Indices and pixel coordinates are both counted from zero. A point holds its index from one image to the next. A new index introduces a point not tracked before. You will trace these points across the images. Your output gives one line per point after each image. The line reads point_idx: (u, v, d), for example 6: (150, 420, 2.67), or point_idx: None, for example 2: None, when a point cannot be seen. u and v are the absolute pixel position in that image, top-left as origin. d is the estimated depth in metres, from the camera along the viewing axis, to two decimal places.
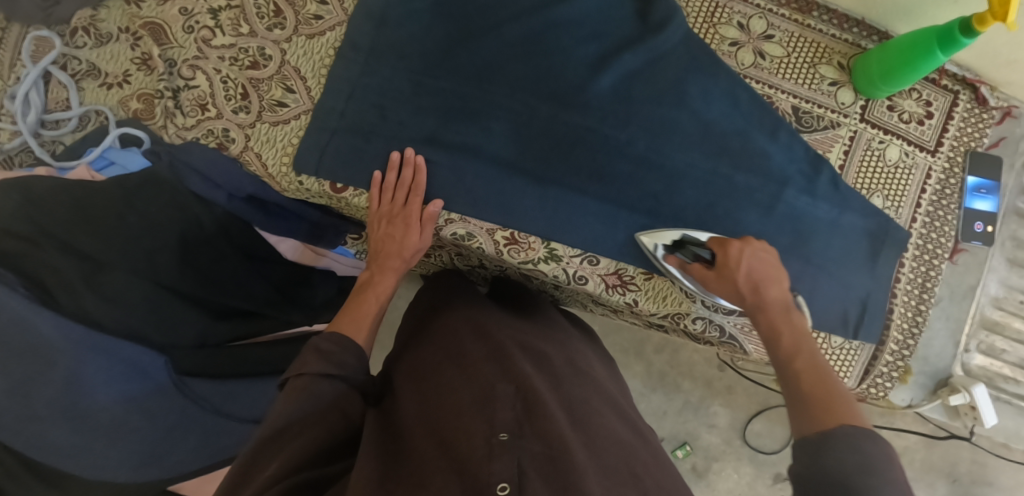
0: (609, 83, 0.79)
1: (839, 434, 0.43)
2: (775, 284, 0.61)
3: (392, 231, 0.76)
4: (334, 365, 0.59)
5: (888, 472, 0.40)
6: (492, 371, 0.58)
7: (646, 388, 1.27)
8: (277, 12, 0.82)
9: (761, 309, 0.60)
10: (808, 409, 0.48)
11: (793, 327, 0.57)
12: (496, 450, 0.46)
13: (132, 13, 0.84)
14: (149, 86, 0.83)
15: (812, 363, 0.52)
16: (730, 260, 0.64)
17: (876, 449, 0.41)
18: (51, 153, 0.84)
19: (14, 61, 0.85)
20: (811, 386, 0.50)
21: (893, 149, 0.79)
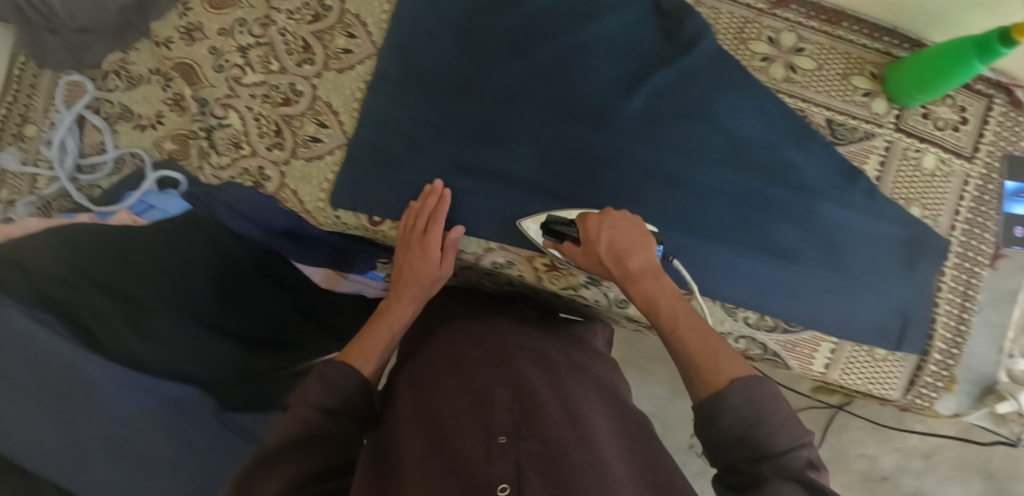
0: (640, 103, 0.77)
1: (733, 390, 0.44)
2: (637, 249, 0.63)
3: (409, 258, 0.73)
4: (335, 393, 0.51)
5: (777, 412, 0.43)
6: (491, 376, 0.55)
7: (673, 395, 1.26)
8: (307, 48, 0.82)
9: (635, 279, 0.61)
10: (694, 369, 0.49)
11: (665, 293, 0.58)
12: (495, 454, 0.43)
13: (162, 54, 0.85)
14: (185, 126, 0.84)
15: (692, 324, 0.53)
16: (591, 235, 0.65)
17: (766, 395, 0.44)
18: (89, 197, 0.85)
19: (48, 108, 0.87)
20: (695, 348, 0.51)
21: (929, 157, 0.79)
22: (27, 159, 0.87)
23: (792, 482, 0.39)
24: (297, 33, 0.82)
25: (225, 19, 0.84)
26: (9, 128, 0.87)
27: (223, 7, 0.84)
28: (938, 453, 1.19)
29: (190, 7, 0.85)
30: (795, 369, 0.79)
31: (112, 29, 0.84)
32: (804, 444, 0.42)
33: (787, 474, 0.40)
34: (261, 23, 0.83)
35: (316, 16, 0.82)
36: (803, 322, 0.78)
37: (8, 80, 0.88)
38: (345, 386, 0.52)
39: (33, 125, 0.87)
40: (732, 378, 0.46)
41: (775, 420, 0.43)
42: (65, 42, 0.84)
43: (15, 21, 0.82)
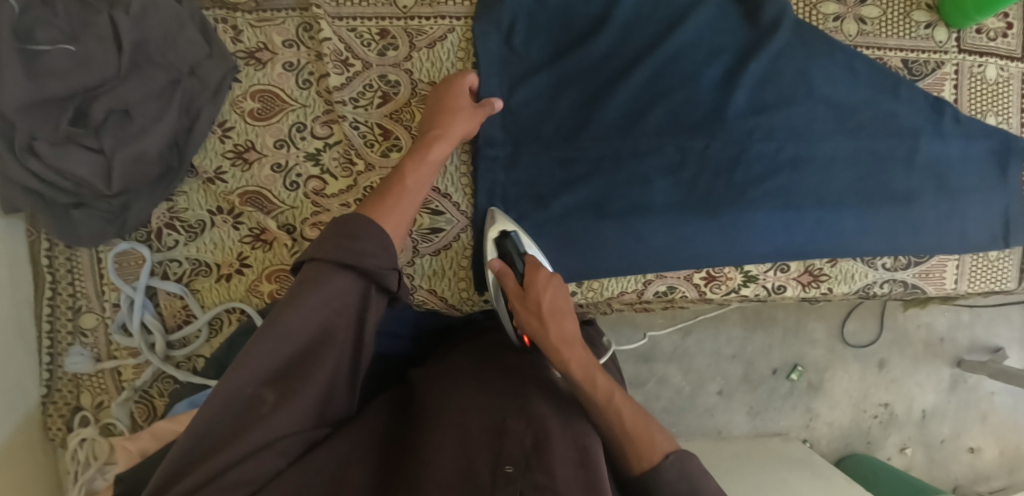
0: (744, 98, 0.77)
1: (669, 463, 0.47)
2: (568, 316, 0.63)
3: (446, 121, 0.68)
4: (357, 254, 0.50)
5: (709, 485, 0.47)
6: (509, 406, 0.51)
7: (747, 330, 1.29)
8: (386, 133, 0.74)
9: (564, 351, 0.59)
10: (629, 441, 0.51)
11: (584, 355, 0.59)
12: (499, 485, 0.40)
13: (220, 190, 0.74)
14: (279, 261, 0.74)
15: (628, 398, 0.54)
16: (537, 291, 0.63)
17: (700, 472, 0.48)
18: (192, 369, 0.76)
19: (101, 288, 0.75)
20: (627, 417, 0.52)
21: (990, 69, 0.83)
22: (100, 354, 0.75)
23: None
24: (370, 120, 0.74)
25: (279, 128, 0.74)
26: (59, 328, 0.75)
27: (269, 115, 0.74)
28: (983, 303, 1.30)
29: (230, 126, 0.74)
30: (930, 292, 0.87)
31: (150, 180, 0.71)
32: None
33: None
34: (324, 121, 0.75)
35: (385, 95, 0.74)
36: (930, 251, 0.82)
37: (36, 273, 0.75)
38: (372, 257, 0.51)
39: (91, 314, 0.75)
40: (667, 448, 0.49)
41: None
42: (98, 210, 0.71)
43: (32, 206, 0.69)
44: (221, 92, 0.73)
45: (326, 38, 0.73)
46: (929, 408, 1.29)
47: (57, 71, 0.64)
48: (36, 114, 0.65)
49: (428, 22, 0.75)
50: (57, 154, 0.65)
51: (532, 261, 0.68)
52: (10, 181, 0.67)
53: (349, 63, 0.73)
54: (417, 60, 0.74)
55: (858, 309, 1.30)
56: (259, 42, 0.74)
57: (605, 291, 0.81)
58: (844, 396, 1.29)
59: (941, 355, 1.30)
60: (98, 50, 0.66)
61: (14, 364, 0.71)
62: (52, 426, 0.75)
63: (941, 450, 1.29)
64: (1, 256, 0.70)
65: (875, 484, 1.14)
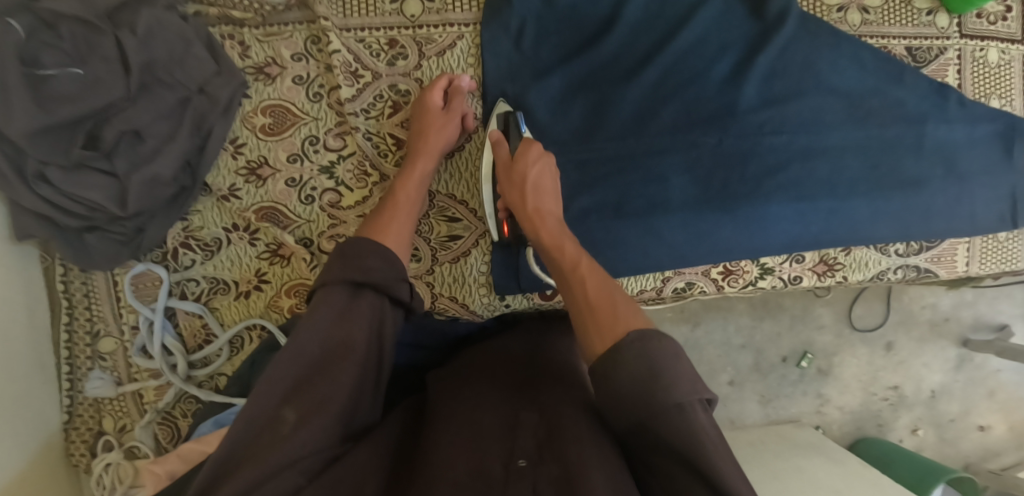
0: (754, 91, 0.78)
1: (630, 343, 0.43)
2: (551, 197, 0.65)
3: (427, 128, 0.70)
4: (363, 270, 0.54)
5: (675, 367, 0.42)
6: (523, 402, 0.52)
7: (755, 319, 1.29)
8: (398, 143, 0.74)
9: (539, 221, 0.62)
10: (593, 318, 0.49)
11: (568, 238, 0.59)
12: (512, 479, 0.40)
13: (233, 207, 0.74)
14: (298, 275, 0.74)
15: (600, 278, 0.53)
16: (522, 165, 0.64)
17: (662, 349, 0.43)
18: (215, 388, 0.75)
19: (119, 310, 0.74)
20: (595, 295, 0.51)
21: (992, 52, 0.84)
22: (120, 378, 0.75)
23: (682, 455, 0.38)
24: (382, 131, 0.74)
25: (292, 142, 0.74)
26: (77, 353, 0.74)
27: (281, 130, 0.74)
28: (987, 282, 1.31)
29: (242, 143, 0.74)
30: (941, 276, 0.88)
31: (163, 201, 0.71)
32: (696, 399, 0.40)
33: (674, 441, 0.38)
34: (337, 133, 0.74)
35: (396, 105, 0.74)
36: (941, 235, 0.82)
37: (51, 299, 0.74)
38: (374, 270, 0.55)
39: (109, 338, 0.75)
40: (629, 326, 0.46)
41: (668, 374, 0.41)
42: (112, 233, 0.70)
43: (45, 233, 0.67)
44: (231, 109, 0.72)
45: (335, 50, 0.72)
46: (938, 388, 1.31)
47: (66, 96, 0.64)
48: (46, 139, 0.64)
49: (437, 30, 0.74)
50: (69, 179, 0.65)
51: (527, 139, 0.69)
52: (23, 208, 0.67)
53: (358, 74, 0.73)
54: (427, 68, 0.75)
55: (863, 294, 1.31)
56: (268, 57, 0.74)
57: (625, 290, 0.81)
58: (854, 379, 1.30)
59: (947, 335, 1.32)
60: (106, 72, 0.65)
61: (33, 393, 0.70)
62: (75, 452, 0.74)
63: (951, 429, 1.31)
64: (15, 287, 0.69)
65: (889, 466, 1.15)
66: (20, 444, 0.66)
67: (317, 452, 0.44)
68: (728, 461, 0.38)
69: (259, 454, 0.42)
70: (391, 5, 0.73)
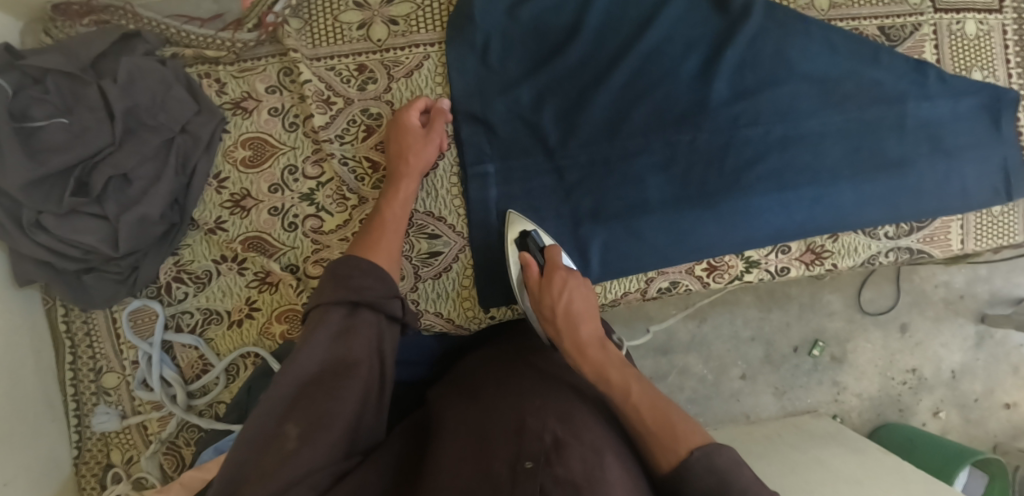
0: (724, 85, 0.77)
1: (697, 464, 0.45)
2: (586, 317, 0.66)
3: (409, 150, 0.71)
4: (354, 290, 0.56)
5: (745, 476, 0.44)
6: (529, 404, 0.52)
7: (763, 310, 1.27)
8: (374, 166, 0.76)
9: (580, 356, 0.62)
10: (653, 436, 0.49)
11: (609, 354, 0.61)
12: (520, 480, 0.40)
13: (221, 240, 0.76)
14: (287, 300, 0.77)
15: (643, 391, 0.54)
16: (550, 297, 0.67)
17: (726, 461, 0.44)
18: (215, 416, 0.78)
19: (120, 347, 0.77)
20: (652, 420, 0.50)
21: (969, 24, 0.81)
22: (125, 412, 0.78)
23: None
24: (358, 154, 0.76)
25: (271, 173, 0.76)
26: (83, 390, 0.78)
27: (261, 162, 0.76)
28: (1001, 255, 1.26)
29: (225, 177, 0.76)
30: (938, 255, 0.85)
31: (154, 239, 0.73)
32: None
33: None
34: (315, 161, 0.76)
35: (369, 129, 0.76)
36: (932, 215, 0.80)
37: (56, 341, 0.77)
38: (367, 288, 0.57)
39: (112, 373, 0.78)
40: (700, 443, 0.46)
41: (742, 489, 0.42)
42: (108, 273, 0.73)
43: (44, 277, 0.71)
44: (213, 145, 0.75)
45: (307, 80, 0.75)
46: (958, 368, 1.27)
47: (54, 146, 0.67)
48: (39, 189, 0.67)
49: (404, 52, 0.77)
50: (65, 224, 0.68)
51: (554, 251, 0.70)
52: (23, 255, 0.70)
53: (332, 101, 0.75)
54: (397, 91, 0.76)
55: (873, 277, 1.28)
56: (243, 92, 0.77)
57: (609, 293, 0.81)
58: (869, 365, 1.27)
59: (963, 313, 1.28)
60: (92, 121, 0.68)
61: (41, 432, 0.73)
62: (85, 486, 0.77)
63: (976, 409, 1.27)
64: (21, 327, 0.73)
65: (912, 451, 1.12)
66: (28, 480, 0.69)
67: (321, 469, 0.44)
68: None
69: (267, 472, 0.42)
70: (358, 32, 0.76)
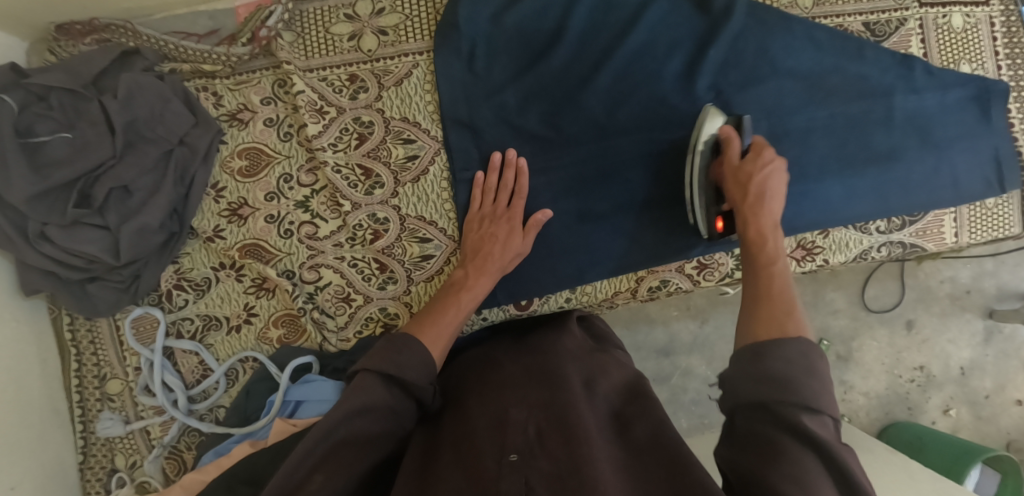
0: (708, 84, 0.78)
1: (790, 348, 0.44)
2: (776, 202, 0.64)
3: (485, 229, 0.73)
4: (399, 367, 0.55)
5: (825, 385, 0.42)
6: (513, 397, 0.57)
7: None
8: (367, 172, 0.77)
9: (750, 218, 0.63)
10: (769, 310, 0.51)
11: (775, 244, 0.60)
12: (506, 470, 0.45)
13: (219, 248, 0.78)
14: (284, 306, 0.79)
15: (782, 284, 0.54)
16: (754, 166, 0.65)
17: (822, 363, 0.43)
18: (215, 420, 0.79)
19: (123, 353, 0.80)
20: (775, 297, 0.53)
21: (956, 17, 0.82)
22: (128, 417, 0.80)
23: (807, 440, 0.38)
24: (350, 162, 0.77)
25: (267, 182, 0.78)
26: (87, 396, 0.80)
27: (257, 171, 0.79)
28: (1007, 249, 1.24)
29: (223, 187, 0.79)
30: (932, 249, 0.85)
31: (154, 248, 0.76)
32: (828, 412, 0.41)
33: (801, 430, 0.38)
34: (308, 169, 0.78)
35: (361, 136, 0.77)
36: (923, 209, 0.80)
37: (61, 349, 0.80)
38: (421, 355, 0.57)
39: (116, 380, 0.80)
40: (806, 342, 0.46)
41: (819, 387, 0.41)
42: (110, 282, 0.76)
43: (50, 286, 0.74)
44: (210, 155, 0.77)
45: (299, 91, 0.77)
46: (967, 365, 1.25)
47: (57, 160, 0.70)
48: (44, 201, 0.70)
49: (393, 61, 0.79)
50: (68, 235, 0.71)
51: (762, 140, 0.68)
52: (29, 266, 0.73)
53: (324, 111, 0.77)
54: (387, 99, 0.78)
55: (876, 274, 1.27)
56: (239, 104, 0.79)
57: (599, 293, 0.81)
58: (875, 363, 1.26)
59: (971, 308, 1.26)
60: (93, 134, 0.71)
61: (46, 438, 0.75)
62: (90, 491, 0.79)
63: (987, 406, 1.25)
64: (27, 337, 0.76)
65: (922, 449, 1.10)
66: (33, 485, 0.71)
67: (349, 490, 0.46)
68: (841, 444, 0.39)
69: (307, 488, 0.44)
70: (349, 43, 0.79)
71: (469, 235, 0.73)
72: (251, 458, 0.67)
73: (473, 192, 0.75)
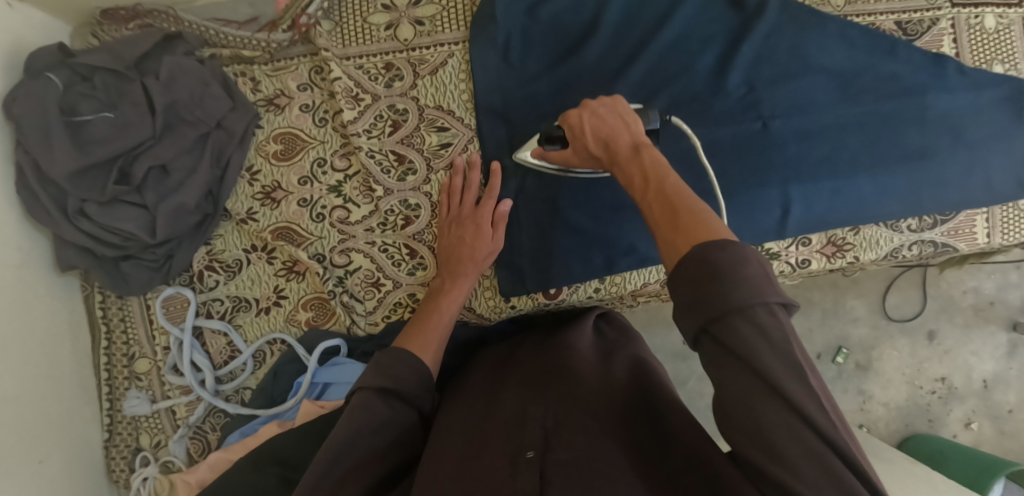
0: (740, 79, 0.79)
1: (690, 259, 0.38)
2: (624, 127, 0.56)
3: (457, 235, 0.72)
4: (391, 379, 0.54)
5: (743, 273, 0.35)
6: (531, 395, 0.57)
7: None
8: (400, 159, 0.78)
9: (614, 155, 0.54)
10: (667, 228, 0.42)
11: (644, 161, 0.49)
12: (522, 468, 0.44)
13: (251, 230, 0.79)
14: (313, 289, 0.80)
15: (660, 192, 0.45)
16: (579, 138, 0.60)
17: (727, 255, 0.36)
18: (241, 402, 0.80)
19: (152, 333, 0.81)
20: (659, 208, 0.44)
21: (989, 18, 0.82)
22: (155, 396, 0.80)
23: (747, 370, 0.34)
24: (384, 148, 0.78)
25: (301, 166, 0.79)
26: (116, 374, 0.80)
27: (292, 155, 0.80)
28: None
29: (257, 170, 0.80)
30: (964, 249, 0.84)
31: (189, 229, 0.77)
32: (765, 302, 0.35)
33: (736, 354, 0.34)
34: (342, 154, 0.80)
35: (395, 123, 0.78)
36: (955, 207, 0.80)
37: (92, 326, 0.81)
38: (407, 366, 0.56)
39: (144, 359, 0.81)
40: (708, 240, 0.38)
41: (738, 280, 0.35)
42: (144, 261, 0.76)
43: (85, 263, 0.75)
44: (246, 139, 0.78)
45: (336, 77, 0.78)
46: (990, 378, 1.22)
47: (100, 139, 0.71)
48: (84, 178, 0.71)
49: (429, 51, 0.80)
50: (106, 212, 0.72)
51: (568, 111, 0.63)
52: (66, 241, 0.74)
53: (360, 98, 0.78)
54: (422, 87, 0.79)
55: (899, 282, 1.25)
56: (277, 89, 0.81)
57: (628, 284, 0.80)
58: (896, 373, 1.24)
59: (994, 320, 1.23)
60: (134, 115, 0.72)
61: (75, 414, 0.75)
62: (115, 469, 0.79)
63: (1011, 422, 1.21)
64: (60, 314, 0.76)
65: (941, 462, 1.08)
66: (57, 459, 0.71)
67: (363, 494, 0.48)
68: (775, 356, 0.34)
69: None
70: (386, 32, 0.80)
71: (443, 240, 0.74)
72: (278, 439, 0.66)
73: (440, 198, 0.76)
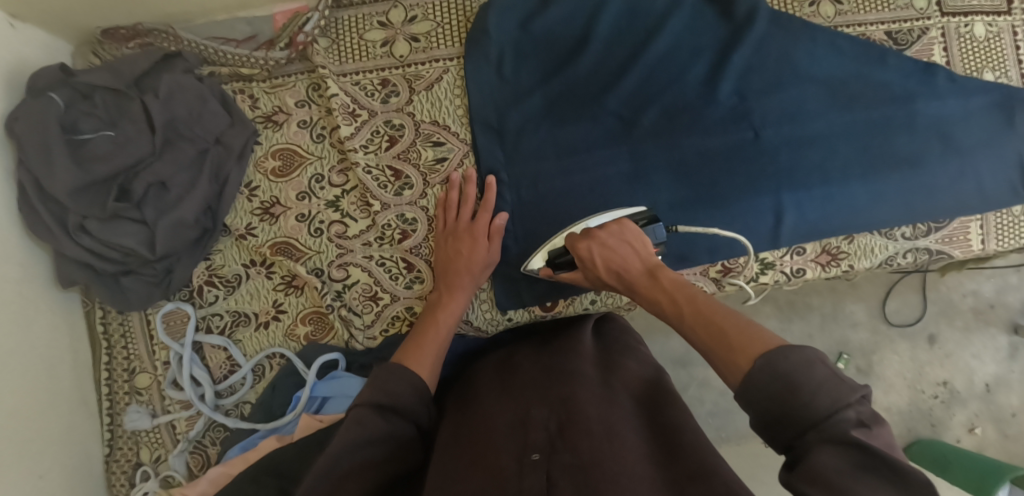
0: (731, 89, 0.79)
1: (758, 370, 0.39)
2: (636, 251, 0.60)
3: (454, 250, 0.73)
4: (388, 395, 0.55)
5: (815, 378, 0.37)
6: (535, 397, 0.57)
7: (783, 321, 1.24)
8: (397, 174, 0.79)
9: (634, 288, 0.58)
10: (718, 345, 0.44)
11: (665, 285, 0.54)
12: (527, 469, 0.44)
13: (250, 245, 0.80)
14: (312, 303, 0.81)
15: (698, 313, 0.48)
16: (594, 273, 0.62)
17: (793, 360, 0.38)
18: (240, 416, 0.80)
19: (153, 348, 0.81)
20: (704, 329, 0.47)
21: (978, 26, 0.82)
22: (155, 411, 0.81)
23: (837, 444, 0.33)
24: (381, 164, 0.79)
25: (299, 181, 0.80)
26: (117, 389, 0.81)
27: (290, 171, 0.81)
28: None
29: (256, 186, 0.81)
30: (958, 256, 0.84)
31: (188, 244, 0.78)
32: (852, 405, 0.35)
33: (828, 442, 0.34)
34: (340, 170, 0.81)
35: (391, 138, 0.79)
36: (949, 214, 0.80)
37: (94, 341, 0.82)
38: (402, 381, 0.57)
39: (145, 373, 0.81)
40: (766, 350, 0.40)
41: (815, 390, 0.36)
42: (144, 275, 0.77)
43: (86, 279, 0.76)
44: (245, 155, 0.79)
45: (333, 94, 0.79)
46: (992, 381, 1.22)
47: (99, 156, 0.72)
48: (84, 195, 0.72)
49: (423, 67, 0.81)
50: (105, 228, 0.73)
51: (573, 238, 0.65)
52: (67, 257, 0.75)
53: (356, 114, 0.79)
54: (417, 102, 0.80)
55: (898, 287, 1.25)
56: (274, 106, 0.82)
57: (624, 295, 0.81)
58: (897, 377, 1.23)
59: (995, 323, 1.23)
60: (134, 132, 0.73)
61: (75, 429, 0.76)
62: (116, 483, 0.80)
63: (1014, 425, 1.21)
64: (62, 329, 0.77)
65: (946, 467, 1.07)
66: (58, 474, 0.72)
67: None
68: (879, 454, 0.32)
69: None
70: (381, 48, 0.82)
71: (439, 255, 0.75)
72: (276, 453, 0.66)
73: (436, 214, 0.77)
